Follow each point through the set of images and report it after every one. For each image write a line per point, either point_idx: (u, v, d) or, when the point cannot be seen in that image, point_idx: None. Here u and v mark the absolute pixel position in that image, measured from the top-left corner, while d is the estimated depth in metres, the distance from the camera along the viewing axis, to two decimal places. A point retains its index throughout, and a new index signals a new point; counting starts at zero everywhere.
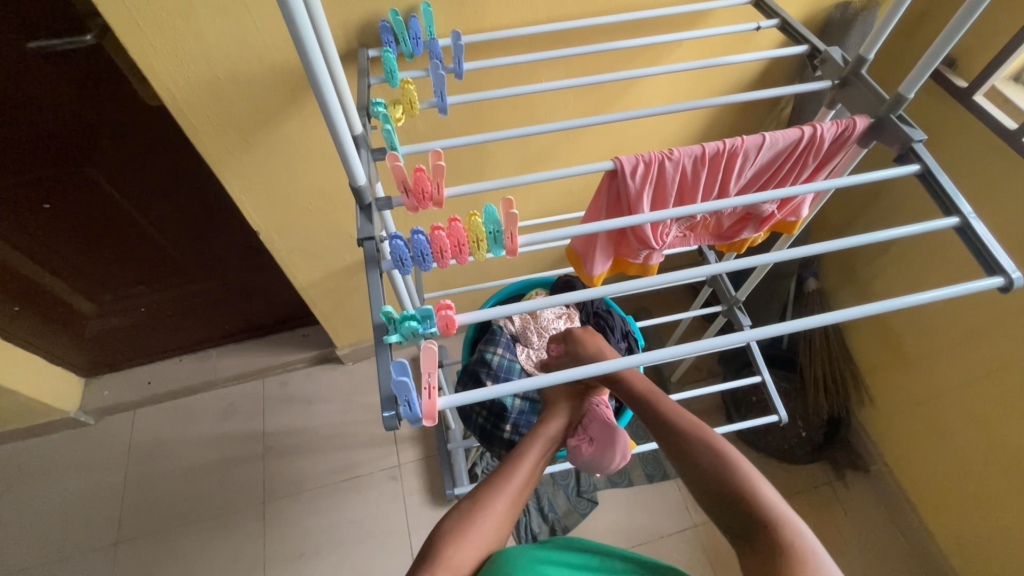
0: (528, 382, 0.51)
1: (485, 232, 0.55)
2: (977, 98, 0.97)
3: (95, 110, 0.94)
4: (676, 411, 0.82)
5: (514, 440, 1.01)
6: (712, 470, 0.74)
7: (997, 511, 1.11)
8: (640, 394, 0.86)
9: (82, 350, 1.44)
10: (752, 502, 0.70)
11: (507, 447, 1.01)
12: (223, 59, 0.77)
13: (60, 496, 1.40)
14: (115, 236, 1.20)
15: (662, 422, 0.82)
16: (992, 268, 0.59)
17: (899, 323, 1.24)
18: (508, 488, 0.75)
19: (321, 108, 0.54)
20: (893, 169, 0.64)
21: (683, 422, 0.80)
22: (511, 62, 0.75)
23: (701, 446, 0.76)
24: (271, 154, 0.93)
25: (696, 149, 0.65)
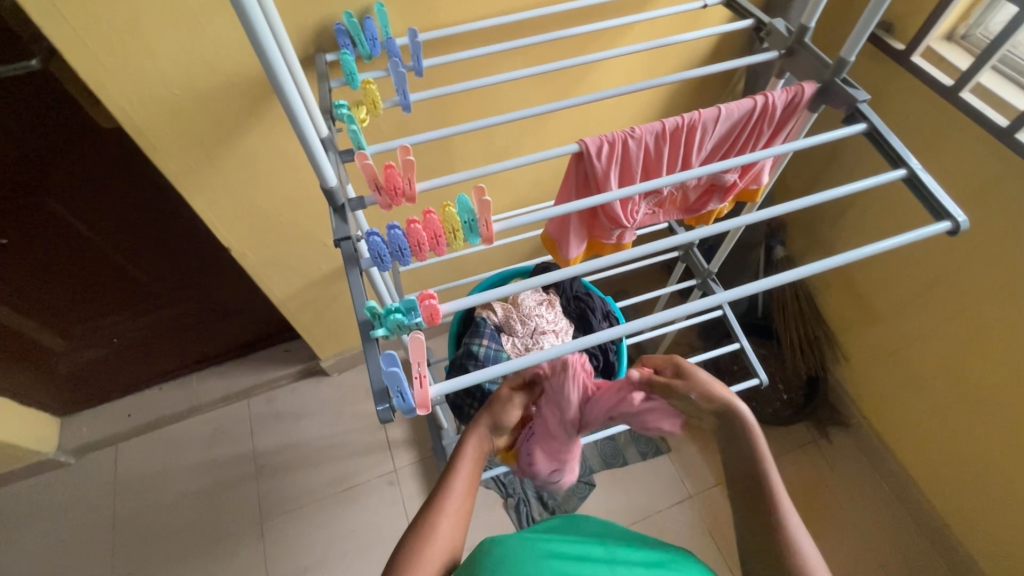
0: (506, 366, 0.54)
1: (460, 222, 0.56)
2: (914, 58, 1.02)
3: (47, 138, 0.91)
4: (766, 486, 0.65)
5: None
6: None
7: (968, 448, 1.18)
8: (733, 450, 0.70)
9: (56, 388, 1.39)
10: None
11: None
12: (179, 76, 0.76)
13: (47, 540, 1.36)
14: (81, 267, 1.17)
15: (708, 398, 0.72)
16: (939, 213, 0.62)
17: (865, 280, 1.30)
18: (461, 487, 0.68)
19: (286, 112, 0.54)
20: (841, 130, 0.67)
21: (764, 506, 0.65)
22: (469, 55, 0.76)
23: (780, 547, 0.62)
24: (237, 168, 0.92)
25: (656, 126, 0.67)
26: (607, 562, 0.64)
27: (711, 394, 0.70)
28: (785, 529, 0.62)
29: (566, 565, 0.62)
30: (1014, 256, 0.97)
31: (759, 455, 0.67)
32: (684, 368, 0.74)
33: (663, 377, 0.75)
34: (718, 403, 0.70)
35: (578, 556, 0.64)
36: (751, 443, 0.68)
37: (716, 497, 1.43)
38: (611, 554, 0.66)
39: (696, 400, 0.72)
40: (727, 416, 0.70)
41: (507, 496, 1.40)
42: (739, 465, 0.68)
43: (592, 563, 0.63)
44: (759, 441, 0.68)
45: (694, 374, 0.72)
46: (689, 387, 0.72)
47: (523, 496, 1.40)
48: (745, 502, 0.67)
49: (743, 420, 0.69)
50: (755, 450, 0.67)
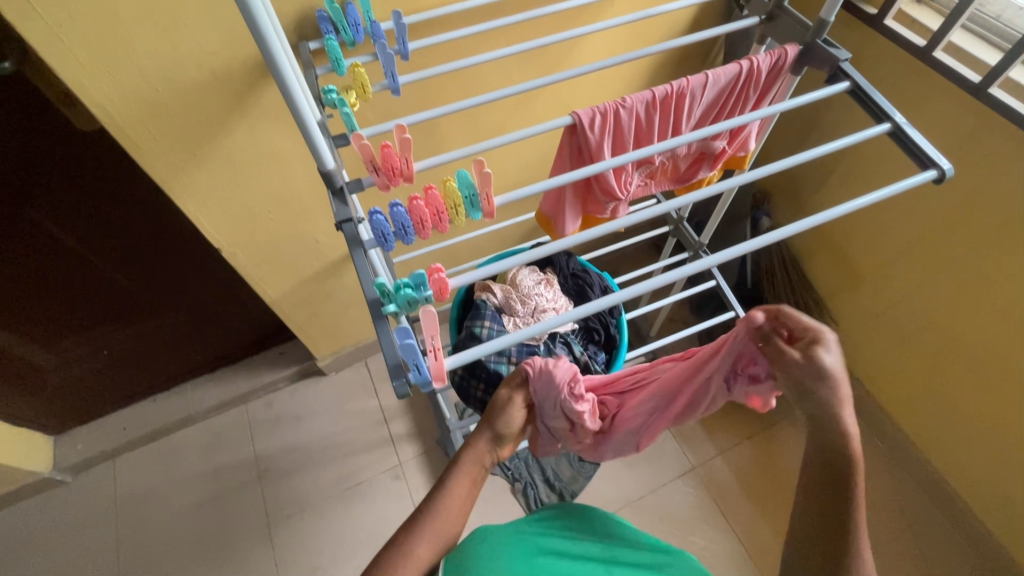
0: (511, 337, 0.55)
1: (461, 196, 0.56)
2: (887, 22, 1.04)
3: (22, 145, 0.89)
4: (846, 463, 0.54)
5: None
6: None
7: (959, 399, 1.21)
8: (817, 443, 0.57)
9: (46, 406, 1.37)
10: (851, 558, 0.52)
11: None
12: (160, 72, 0.75)
13: (48, 561, 1.33)
14: (65, 279, 1.14)
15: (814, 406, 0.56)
16: (925, 163, 0.64)
17: (850, 244, 1.33)
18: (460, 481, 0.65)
19: (283, 94, 0.53)
20: (825, 89, 0.69)
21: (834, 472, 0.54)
22: (454, 36, 0.76)
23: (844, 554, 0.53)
24: (223, 165, 0.90)
25: (647, 95, 0.68)
26: (599, 564, 0.66)
27: (821, 378, 0.54)
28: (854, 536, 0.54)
29: (561, 564, 0.64)
30: (992, 209, 1.00)
31: (852, 457, 0.55)
32: (812, 347, 0.54)
33: (777, 345, 0.56)
34: (816, 389, 0.55)
35: (573, 554, 0.66)
36: (844, 444, 0.55)
37: (718, 467, 1.45)
38: (602, 554, 0.68)
39: (785, 379, 0.57)
40: (812, 411, 0.56)
41: (514, 481, 1.39)
42: (815, 462, 0.57)
43: (583, 561, 0.65)
44: (853, 444, 0.55)
45: (818, 358, 0.54)
46: (805, 368, 0.54)
47: (529, 480, 1.39)
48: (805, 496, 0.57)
49: (837, 415, 0.55)
50: (847, 454, 0.55)
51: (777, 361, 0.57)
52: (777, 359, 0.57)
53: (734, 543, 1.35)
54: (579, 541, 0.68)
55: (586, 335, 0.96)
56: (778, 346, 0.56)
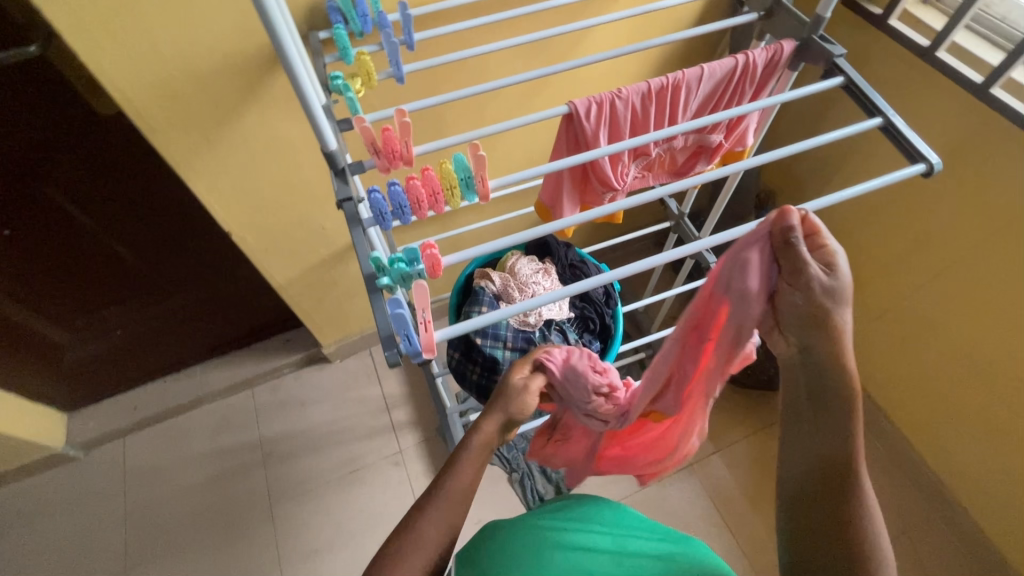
0: (502, 312, 0.56)
1: (457, 179, 0.58)
2: (892, 22, 1.04)
3: (45, 127, 0.93)
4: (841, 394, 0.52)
5: None
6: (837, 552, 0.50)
7: (958, 402, 1.21)
8: (812, 380, 0.53)
9: (61, 383, 1.41)
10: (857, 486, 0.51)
11: None
12: (176, 57, 0.78)
13: (60, 532, 1.38)
14: (81, 259, 1.18)
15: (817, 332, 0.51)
16: (914, 157, 0.65)
17: (852, 245, 1.33)
18: None
19: (289, 77, 0.56)
20: (818, 85, 0.70)
21: (824, 403, 0.53)
22: (458, 27, 0.78)
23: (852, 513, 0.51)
24: (235, 150, 0.94)
25: (643, 86, 0.69)
26: (614, 555, 0.66)
27: (832, 294, 0.50)
28: (858, 491, 0.51)
29: (574, 554, 0.65)
30: (994, 210, 1.01)
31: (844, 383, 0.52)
32: (831, 259, 0.50)
33: (800, 253, 0.49)
34: (831, 310, 0.50)
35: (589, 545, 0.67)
36: (845, 383, 0.52)
37: (715, 464, 1.46)
38: (619, 546, 0.68)
39: (794, 299, 0.51)
40: (813, 340, 0.52)
41: (511, 471, 1.43)
42: (814, 409, 0.54)
43: (598, 554, 0.66)
44: (854, 383, 0.52)
45: (839, 270, 0.50)
46: (826, 283, 0.49)
47: (527, 470, 1.42)
48: (804, 451, 0.55)
49: (841, 344, 0.51)
50: (849, 397, 0.52)
51: (791, 275, 0.51)
52: (793, 272, 0.50)
53: (729, 539, 1.36)
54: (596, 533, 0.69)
55: (581, 323, 0.97)
56: (800, 256, 0.50)
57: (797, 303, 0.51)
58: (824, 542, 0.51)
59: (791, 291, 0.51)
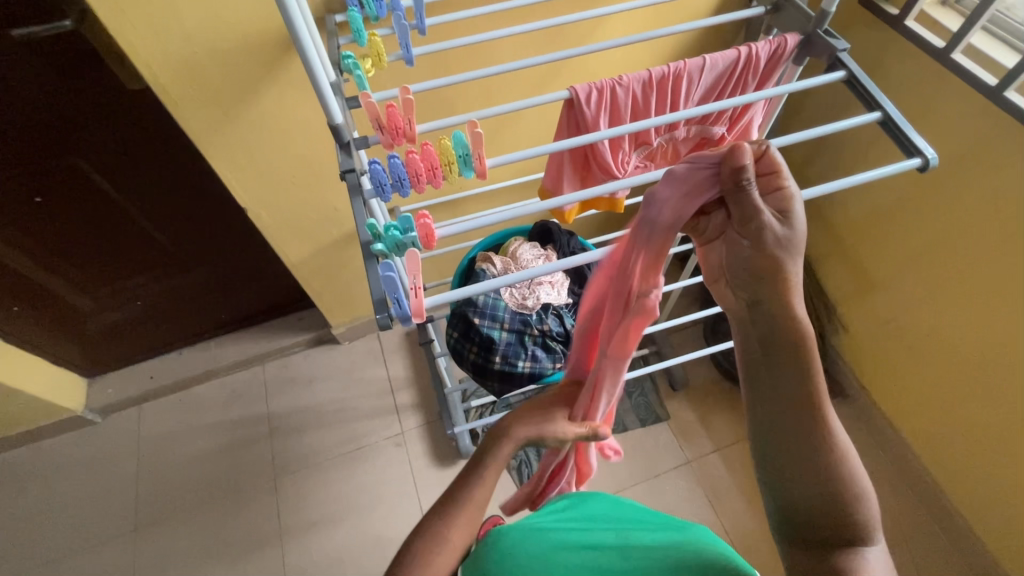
0: (489, 283, 0.60)
1: (455, 154, 0.61)
2: (909, 23, 1.04)
3: (77, 100, 0.98)
4: (796, 348, 0.49)
5: (505, 371, 0.91)
6: (832, 523, 0.50)
7: (963, 411, 1.19)
8: (764, 332, 0.50)
9: (83, 349, 1.48)
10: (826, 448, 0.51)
11: (499, 379, 0.93)
12: (199, 35, 0.82)
13: (75, 492, 1.44)
14: (106, 228, 1.24)
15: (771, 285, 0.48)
16: (911, 151, 0.66)
17: (863, 249, 1.32)
18: None
19: (299, 53, 0.59)
20: (820, 78, 0.71)
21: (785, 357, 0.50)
22: (470, 14, 0.80)
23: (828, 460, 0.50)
24: (254, 128, 0.98)
25: (643, 74, 0.71)
26: (614, 548, 0.64)
27: (785, 244, 0.47)
28: (825, 436, 0.50)
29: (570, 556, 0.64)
30: (1004, 216, 0.99)
31: (800, 339, 0.49)
32: (786, 204, 0.47)
33: (750, 197, 0.46)
34: (784, 260, 0.47)
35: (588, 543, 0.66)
36: (796, 337, 0.49)
37: (714, 463, 1.46)
38: (621, 538, 0.66)
39: (741, 246, 0.48)
40: (762, 295, 0.48)
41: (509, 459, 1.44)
42: (768, 367, 0.50)
43: (597, 551, 0.65)
44: (805, 331, 0.49)
45: (792, 216, 0.47)
46: (780, 232, 0.46)
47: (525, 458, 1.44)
48: (771, 404, 0.51)
49: (791, 297, 0.48)
50: (801, 347, 0.49)
51: (740, 223, 0.47)
52: (744, 221, 0.47)
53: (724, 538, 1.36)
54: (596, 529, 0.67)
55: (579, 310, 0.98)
56: (750, 200, 0.46)
57: (746, 253, 0.47)
58: (820, 504, 0.51)
59: (741, 239, 0.48)
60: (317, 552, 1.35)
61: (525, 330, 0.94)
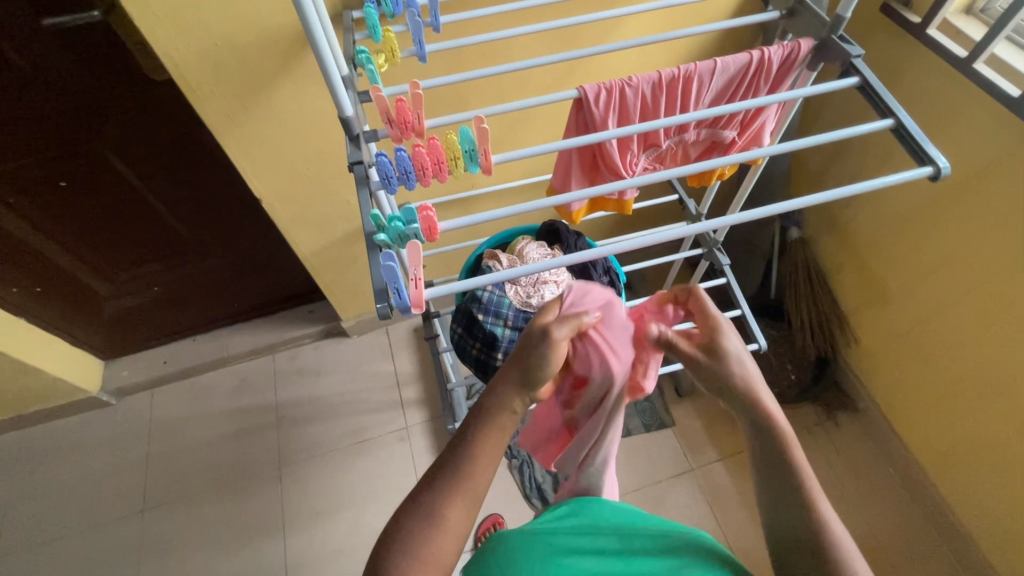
0: (488, 277, 0.60)
1: (461, 150, 0.61)
2: (931, 31, 1.02)
3: (102, 88, 1.01)
4: (778, 442, 0.57)
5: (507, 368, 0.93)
6: None
7: (974, 430, 1.16)
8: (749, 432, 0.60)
9: (101, 332, 1.52)
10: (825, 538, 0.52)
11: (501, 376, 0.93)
12: (220, 28, 0.84)
13: (87, 470, 1.48)
14: (126, 214, 1.28)
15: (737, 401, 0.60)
16: (922, 159, 0.65)
17: (877, 261, 1.30)
18: None
19: (311, 46, 0.60)
20: (834, 83, 0.70)
21: (772, 452, 0.57)
22: (485, 12, 0.81)
23: (822, 551, 0.51)
24: (270, 120, 1.00)
25: (653, 76, 0.71)
26: (619, 555, 0.61)
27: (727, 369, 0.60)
28: (822, 523, 0.53)
29: (574, 563, 0.60)
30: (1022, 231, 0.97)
31: (782, 434, 0.57)
32: (713, 343, 0.60)
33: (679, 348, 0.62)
34: (732, 383, 0.60)
35: (591, 548, 0.62)
36: (775, 433, 0.57)
37: (718, 472, 1.44)
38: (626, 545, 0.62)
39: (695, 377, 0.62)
40: (733, 403, 0.60)
41: (511, 457, 1.43)
42: (765, 465, 0.58)
43: (602, 558, 0.61)
44: (782, 426, 0.58)
45: (721, 351, 0.60)
46: (710, 366, 0.60)
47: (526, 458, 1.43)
48: (769, 491, 0.57)
49: (757, 401, 0.58)
50: (783, 440, 0.57)
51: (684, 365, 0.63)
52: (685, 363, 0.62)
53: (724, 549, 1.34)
54: (599, 533, 0.64)
55: None
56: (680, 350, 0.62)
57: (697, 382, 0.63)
58: None
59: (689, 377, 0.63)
60: (317, 542, 1.37)
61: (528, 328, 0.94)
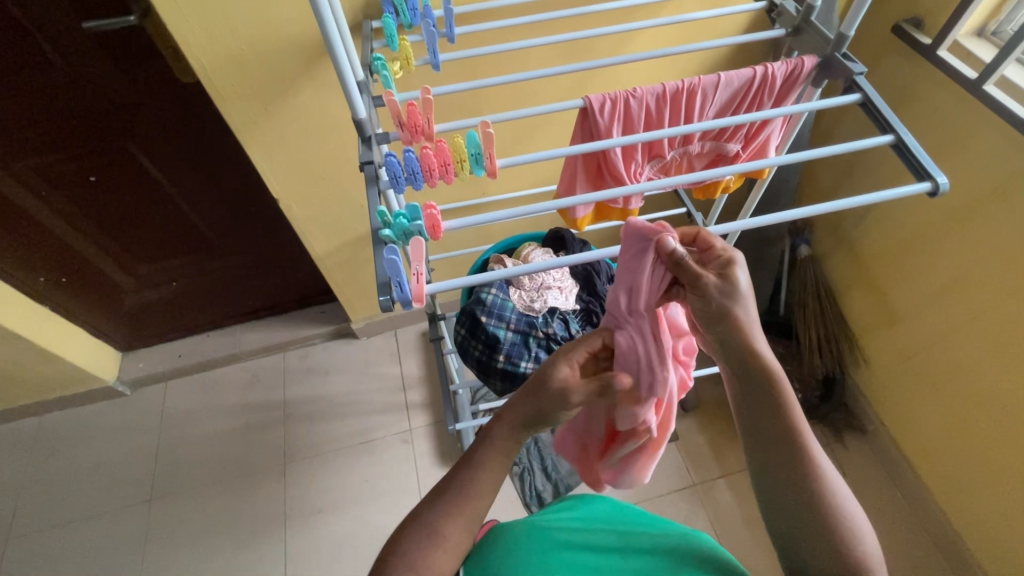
0: (490, 275, 0.61)
1: (467, 153, 0.64)
2: (941, 52, 1.03)
3: (134, 89, 1.07)
4: (771, 383, 0.54)
5: (508, 370, 0.94)
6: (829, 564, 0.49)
7: (983, 455, 1.14)
8: (736, 370, 0.55)
9: (120, 323, 1.58)
10: (824, 492, 0.51)
11: (501, 377, 0.95)
12: (247, 33, 0.89)
13: (99, 458, 1.52)
14: (150, 210, 1.33)
15: (728, 334, 0.54)
16: (921, 174, 0.66)
17: (885, 280, 1.29)
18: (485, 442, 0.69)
19: (329, 51, 0.64)
20: (836, 98, 0.71)
21: (764, 393, 0.54)
22: (498, 24, 0.84)
23: (821, 504, 0.51)
24: (290, 123, 1.04)
25: (657, 88, 0.73)
26: (622, 552, 0.62)
27: (731, 299, 0.53)
28: (818, 475, 0.52)
29: (575, 556, 0.61)
30: None
31: (773, 376, 0.54)
32: (729, 268, 0.54)
33: (690, 267, 0.54)
34: (729, 310, 0.53)
35: (594, 543, 0.63)
36: (768, 376, 0.54)
37: (721, 489, 1.43)
38: (627, 542, 0.63)
39: (695, 306, 0.55)
40: (726, 338, 0.54)
41: (513, 465, 1.43)
42: (756, 409, 0.54)
43: (605, 553, 0.62)
44: (771, 366, 0.54)
45: (733, 277, 0.53)
46: (719, 288, 0.53)
47: (528, 466, 1.42)
48: (755, 434, 0.55)
49: (750, 338, 0.54)
50: (772, 383, 0.54)
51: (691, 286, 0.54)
52: (692, 284, 0.54)
53: None
54: (599, 531, 0.65)
55: (585, 316, 0.99)
56: (692, 269, 0.54)
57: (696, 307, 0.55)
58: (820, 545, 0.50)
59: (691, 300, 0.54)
60: (317, 540, 1.38)
61: (530, 331, 0.95)
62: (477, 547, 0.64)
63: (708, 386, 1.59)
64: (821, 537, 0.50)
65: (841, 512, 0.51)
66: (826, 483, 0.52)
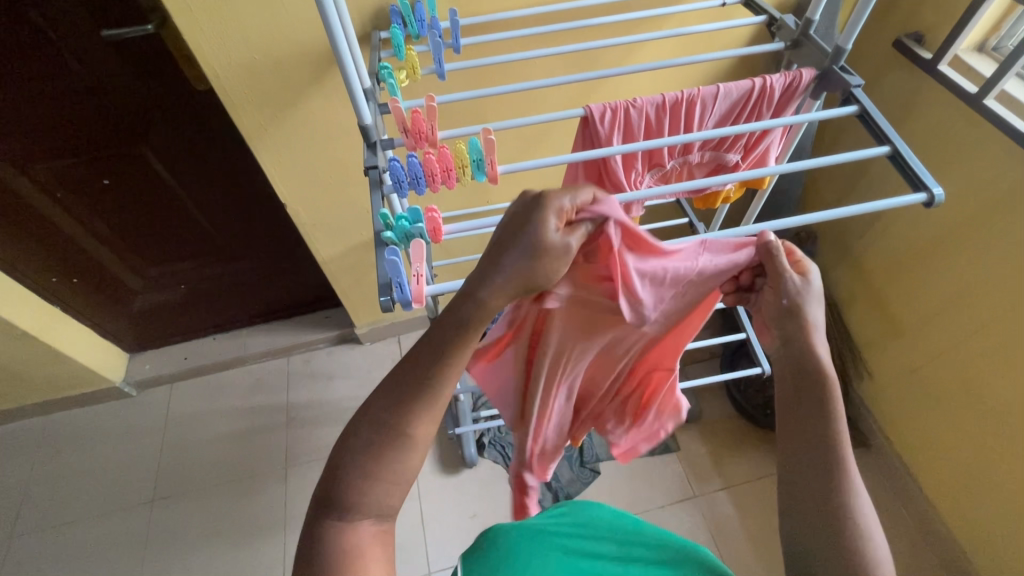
0: None
1: (469, 159, 0.65)
2: (942, 67, 1.04)
3: (148, 95, 1.10)
4: (822, 387, 0.54)
5: None
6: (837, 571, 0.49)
7: (989, 471, 1.12)
8: (788, 374, 0.56)
9: (129, 324, 1.60)
10: (847, 505, 0.51)
11: None
12: (259, 41, 0.91)
13: (103, 458, 1.54)
14: (161, 213, 1.36)
15: (792, 332, 0.55)
16: (918, 185, 0.67)
17: (889, 292, 1.29)
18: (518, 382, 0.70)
19: (336, 60, 0.66)
20: (834, 110, 0.72)
21: (807, 395, 0.54)
22: (503, 35, 0.86)
23: (838, 514, 0.51)
24: (299, 130, 1.06)
25: (657, 98, 0.74)
26: (619, 561, 0.62)
27: (808, 297, 0.54)
28: (845, 484, 0.52)
29: (571, 560, 0.62)
30: None
31: (824, 379, 0.54)
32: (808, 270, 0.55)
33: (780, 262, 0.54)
34: (804, 308, 0.54)
35: (592, 552, 0.63)
36: (822, 380, 0.54)
37: (722, 501, 1.42)
38: (626, 552, 0.64)
39: (770, 300, 0.56)
40: (790, 335, 0.55)
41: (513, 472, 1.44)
42: (798, 408, 0.55)
43: (602, 562, 0.62)
44: (827, 370, 0.54)
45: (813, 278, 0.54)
46: (799, 285, 0.54)
47: None
48: (793, 436, 0.55)
49: (813, 339, 0.54)
50: (825, 387, 0.54)
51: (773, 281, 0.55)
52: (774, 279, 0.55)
53: None
54: (598, 538, 0.65)
55: None
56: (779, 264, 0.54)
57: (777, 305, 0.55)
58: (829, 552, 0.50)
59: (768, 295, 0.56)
60: None
61: None
62: (475, 544, 0.65)
63: (710, 397, 1.58)
64: (835, 545, 0.50)
65: (859, 526, 0.50)
66: (851, 495, 0.51)
